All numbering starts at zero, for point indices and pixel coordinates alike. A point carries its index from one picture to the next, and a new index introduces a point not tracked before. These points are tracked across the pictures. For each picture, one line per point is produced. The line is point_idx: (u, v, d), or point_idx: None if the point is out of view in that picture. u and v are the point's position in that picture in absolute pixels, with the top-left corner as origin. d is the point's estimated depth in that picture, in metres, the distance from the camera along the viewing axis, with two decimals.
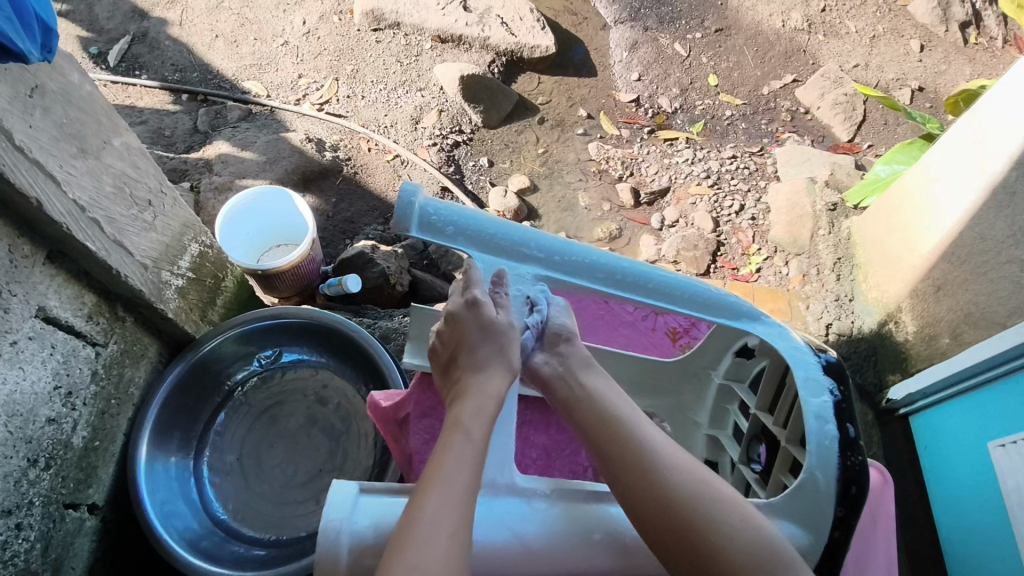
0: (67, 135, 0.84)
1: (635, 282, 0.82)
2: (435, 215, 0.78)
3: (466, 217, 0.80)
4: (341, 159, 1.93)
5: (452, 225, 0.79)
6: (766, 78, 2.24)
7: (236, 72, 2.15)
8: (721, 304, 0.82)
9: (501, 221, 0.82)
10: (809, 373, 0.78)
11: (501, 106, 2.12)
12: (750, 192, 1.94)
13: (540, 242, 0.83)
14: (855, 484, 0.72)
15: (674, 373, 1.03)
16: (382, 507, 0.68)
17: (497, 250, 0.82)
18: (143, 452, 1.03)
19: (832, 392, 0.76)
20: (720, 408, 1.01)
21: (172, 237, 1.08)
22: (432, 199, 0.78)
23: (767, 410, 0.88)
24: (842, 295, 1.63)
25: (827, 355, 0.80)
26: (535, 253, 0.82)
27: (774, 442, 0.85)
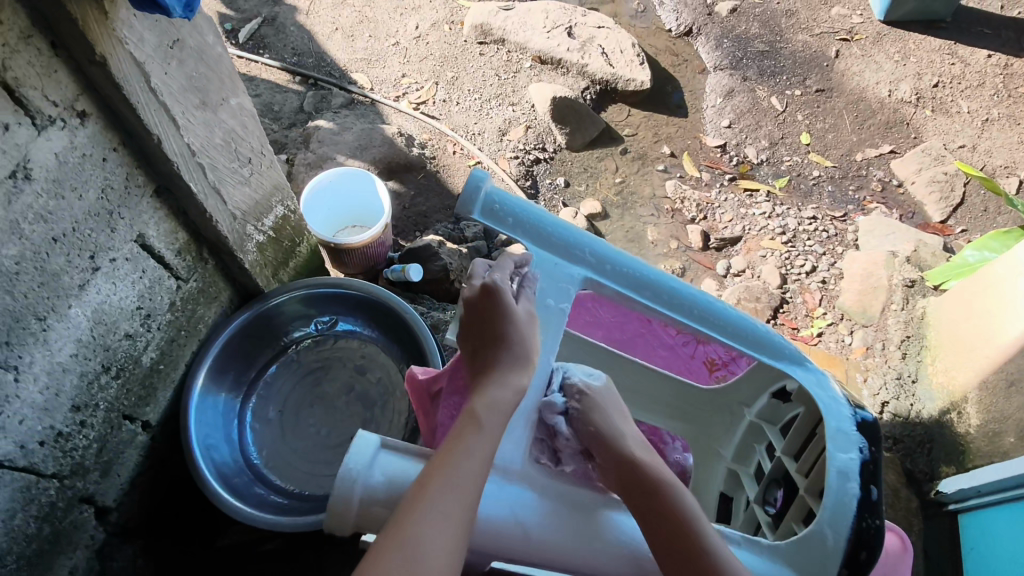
0: (194, 87, 0.93)
1: (681, 305, 0.86)
2: (499, 203, 0.85)
3: (526, 211, 0.87)
4: (426, 157, 2.02)
5: (513, 216, 0.86)
6: (861, 145, 2.19)
7: (347, 63, 2.30)
8: (766, 342, 0.86)
9: (561, 220, 0.89)
10: (841, 426, 0.77)
11: (587, 131, 2.17)
12: (825, 255, 1.90)
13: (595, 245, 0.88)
14: (864, 549, 0.70)
15: (703, 401, 1.05)
16: (400, 466, 0.71)
17: (550, 246, 0.87)
18: (199, 384, 1.11)
19: (861, 450, 0.75)
20: (747, 446, 1.00)
21: (263, 196, 1.18)
22: (499, 189, 0.85)
23: (792, 455, 0.87)
24: (906, 375, 1.55)
25: (864, 412, 0.79)
26: (589, 256, 0.87)
27: (792, 487, 0.83)
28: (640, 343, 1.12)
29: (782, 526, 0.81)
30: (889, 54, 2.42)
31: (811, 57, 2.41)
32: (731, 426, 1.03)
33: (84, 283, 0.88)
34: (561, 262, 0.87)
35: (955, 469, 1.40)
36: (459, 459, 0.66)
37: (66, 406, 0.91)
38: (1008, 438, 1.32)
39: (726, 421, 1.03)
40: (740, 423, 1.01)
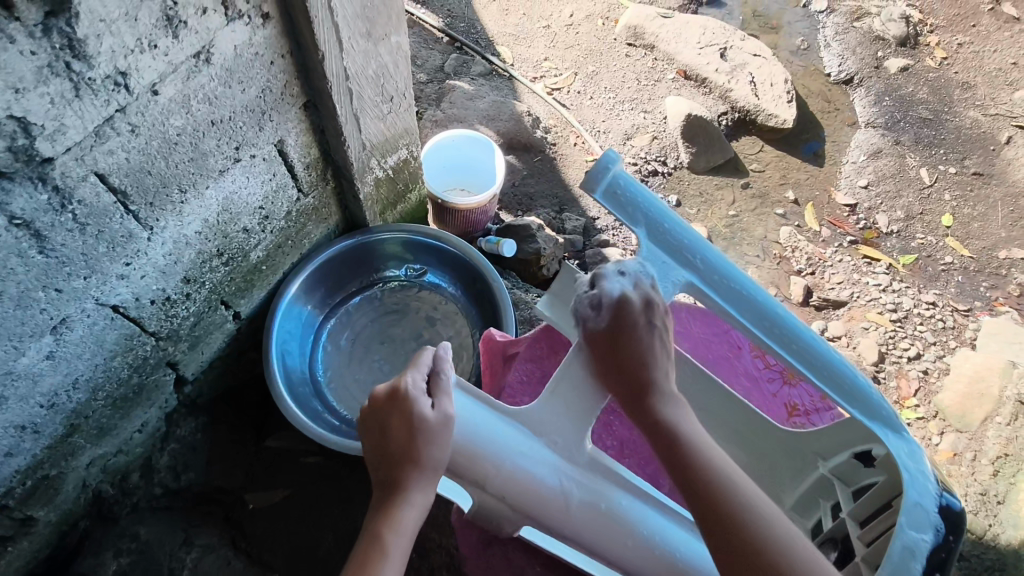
0: (365, 16, 0.98)
1: (782, 333, 0.84)
2: (625, 188, 0.85)
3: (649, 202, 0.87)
4: (548, 142, 2.04)
5: (633, 204, 0.85)
6: (1008, 242, 2.00)
7: (496, 35, 2.34)
8: (863, 398, 0.82)
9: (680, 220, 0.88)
10: (921, 502, 0.74)
11: (713, 156, 2.11)
12: (934, 345, 1.77)
13: (708, 251, 0.87)
14: None
15: (778, 445, 0.98)
16: (468, 410, 0.75)
17: (664, 243, 0.86)
18: (291, 291, 1.18)
19: (929, 535, 0.72)
20: (811, 499, 0.95)
21: (393, 135, 1.22)
22: (627, 174, 0.85)
23: (858, 521, 0.84)
24: (990, 493, 1.40)
25: (950, 499, 0.75)
26: (699, 262, 0.86)
27: (850, 551, 0.83)
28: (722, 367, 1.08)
29: None
30: None
31: (978, 137, 2.23)
32: (800, 474, 0.97)
33: (224, 170, 0.95)
34: (669, 261, 0.86)
35: None
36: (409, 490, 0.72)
37: (179, 275, 0.99)
38: None
39: (797, 468, 0.97)
40: (812, 473, 0.95)
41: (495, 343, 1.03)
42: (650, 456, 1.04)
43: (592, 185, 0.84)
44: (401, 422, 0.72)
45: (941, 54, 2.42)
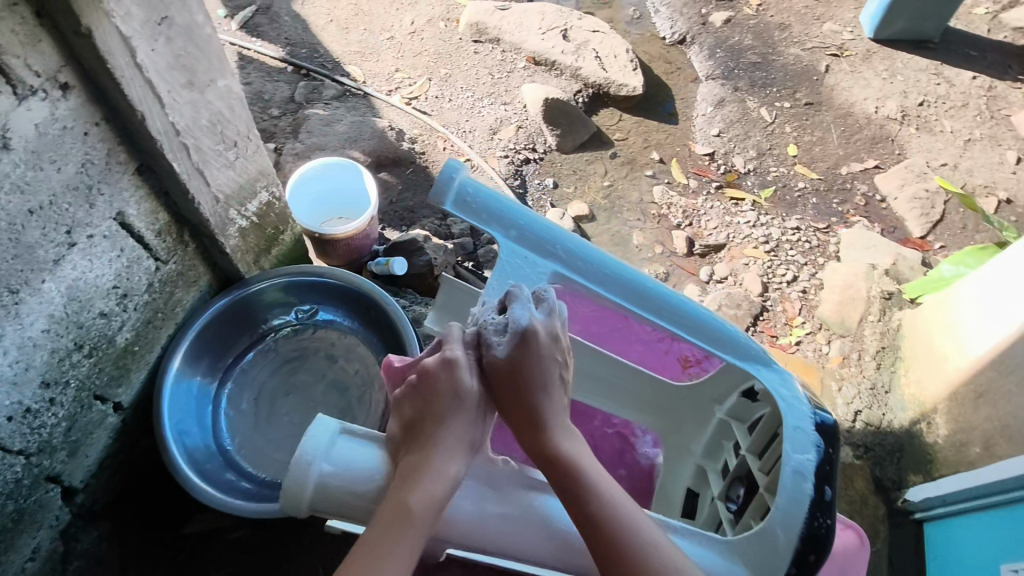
0: (181, 66, 0.92)
1: (650, 301, 0.88)
2: (475, 191, 0.86)
3: (500, 201, 0.88)
4: (416, 152, 2.03)
5: (486, 210, 0.87)
6: (846, 159, 2.22)
7: (341, 55, 2.29)
8: (733, 343, 0.88)
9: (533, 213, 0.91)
10: (799, 424, 0.84)
11: (578, 134, 2.18)
12: (806, 265, 1.92)
13: (566, 238, 0.90)
14: (813, 552, 0.77)
15: (679, 400, 1.08)
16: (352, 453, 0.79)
17: (526, 241, 0.89)
18: (174, 367, 1.10)
19: (807, 458, 0.81)
20: (717, 443, 1.04)
21: (247, 181, 1.17)
22: (474, 180, 0.86)
23: (756, 453, 0.92)
24: (878, 385, 1.57)
25: (823, 415, 0.84)
26: (561, 252, 0.89)
27: (752, 484, 0.89)
28: (614, 338, 1.21)
29: (742, 522, 0.88)
30: (877, 72, 2.45)
31: (802, 71, 2.44)
32: (701, 424, 1.07)
33: (59, 258, 0.87)
34: (530, 255, 0.90)
35: (922, 479, 1.41)
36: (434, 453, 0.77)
37: (35, 381, 0.90)
38: (974, 448, 1.31)
39: (697, 419, 1.07)
40: (711, 421, 1.05)
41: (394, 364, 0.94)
42: None
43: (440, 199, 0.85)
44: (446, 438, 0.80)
45: (756, 2, 2.63)
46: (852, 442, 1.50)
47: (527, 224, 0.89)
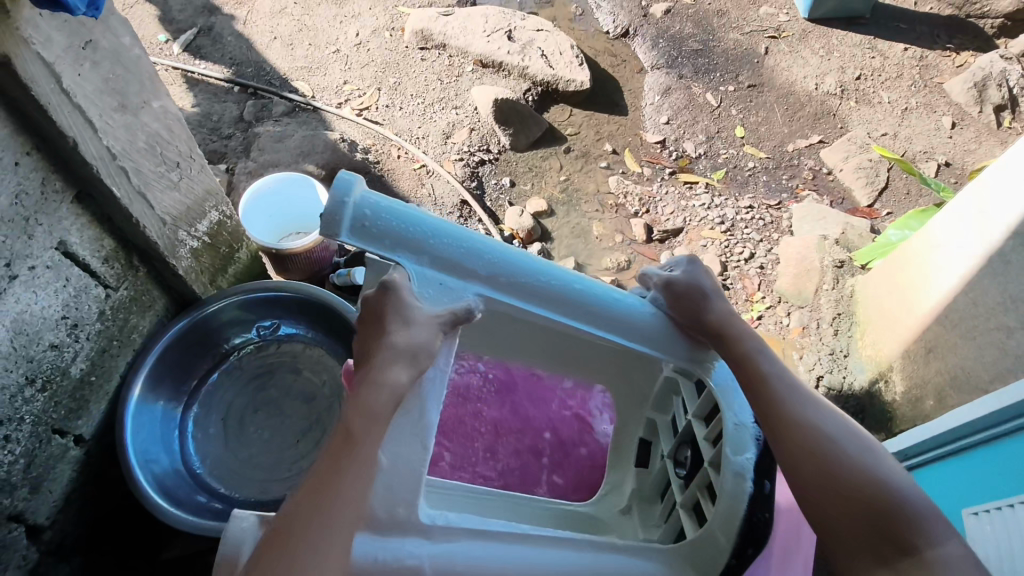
0: (111, 89, 0.92)
1: (577, 309, 0.83)
2: (376, 202, 0.78)
3: (407, 222, 0.78)
4: (371, 161, 2.03)
5: (389, 235, 0.77)
6: (792, 136, 2.28)
7: (288, 70, 2.28)
8: (660, 340, 0.87)
9: (446, 228, 0.80)
10: (740, 419, 0.82)
11: (530, 132, 2.20)
12: (762, 242, 1.96)
13: (486, 251, 0.80)
14: (751, 546, 0.77)
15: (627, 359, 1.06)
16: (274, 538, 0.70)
17: (440, 263, 0.79)
18: (135, 393, 1.08)
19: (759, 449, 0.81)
20: (665, 397, 1.04)
21: (194, 201, 1.16)
22: (371, 202, 0.77)
23: (703, 419, 0.91)
24: (838, 350, 1.62)
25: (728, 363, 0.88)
26: (481, 270, 0.80)
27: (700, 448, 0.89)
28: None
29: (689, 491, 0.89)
30: (814, 50, 2.53)
31: (742, 54, 2.51)
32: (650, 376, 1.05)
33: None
34: (449, 280, 0.79)
35: (885, 436, 1.46)
36: (335, 498, 0.66)
37: None
38: (927, 401, 1.35)
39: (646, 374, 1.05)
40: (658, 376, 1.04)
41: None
42: (526, 425, 1.23)
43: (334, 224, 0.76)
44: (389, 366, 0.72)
45: None
46: None
47: (437, 242, 0.78)
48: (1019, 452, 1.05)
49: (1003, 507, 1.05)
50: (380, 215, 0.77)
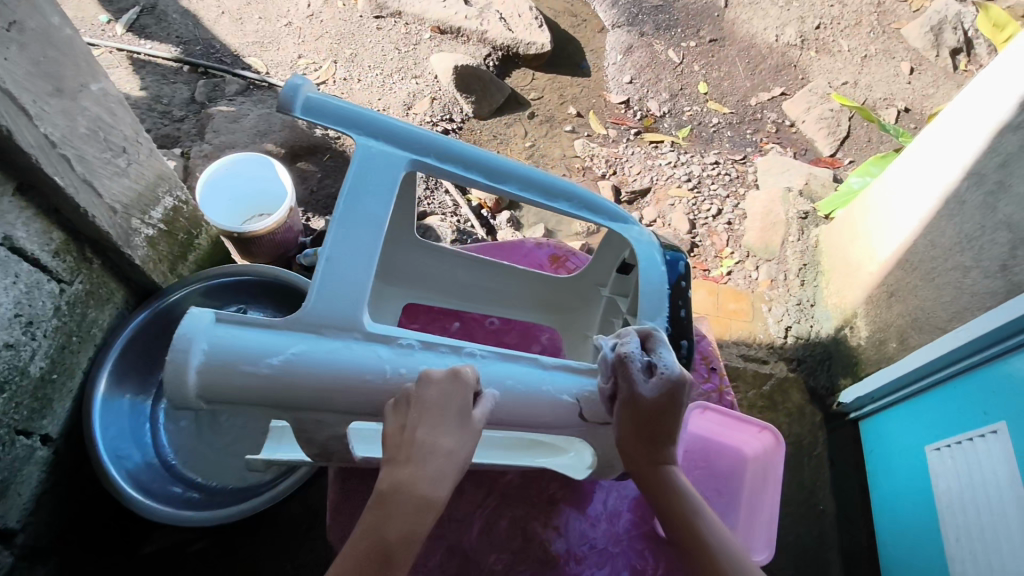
0: (44, 73, 0.87)
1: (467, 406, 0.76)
2: (225, 340, 0.68)
3: (256, 349, 0.68)
4: (331, 138, 1.97)
5: (240, 380, 0.68)
6: (754, 90, 2.28)
7: (238, 47, 2.19)
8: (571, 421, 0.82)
9: (294, 350, 0.69)
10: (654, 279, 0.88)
11: (493, 98, 2.15)
12: (729, 197, 1.96)
13: (353, 357, 0.71)
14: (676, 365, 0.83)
15: (570, 290, 1.11)
16: None
17: (304, 387, 0.70)
18: (101, 389, 1.07)
19: (666, 325, 0.87)
20: (607, 321, 1.05)
21: (145, 187, 1.12)
22: (212, 352, 0.67)
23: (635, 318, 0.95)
24: (805, 300, 1.66)
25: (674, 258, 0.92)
26: (351, 387, 0.71)
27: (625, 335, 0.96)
28: (499, 250, 1.20)
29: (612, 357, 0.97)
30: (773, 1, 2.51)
31: (702, 9, 2.48)
32: (591, 306, 1.09)
33: None
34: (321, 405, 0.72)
35: (851, 380, 1.50)
36: None
37: None
38: (891, 343, 1.38)
39: (586, 302, 1.10)
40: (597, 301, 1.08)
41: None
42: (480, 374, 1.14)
43: (183, 387, 0.67)
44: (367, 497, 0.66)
45: None
46: (787, 357, 1.59)
47: (297, 363, 0.69)
48: (978, 388, 1.10)
49: (963, 441, 1.11)
50: (228, 361, 0.67)
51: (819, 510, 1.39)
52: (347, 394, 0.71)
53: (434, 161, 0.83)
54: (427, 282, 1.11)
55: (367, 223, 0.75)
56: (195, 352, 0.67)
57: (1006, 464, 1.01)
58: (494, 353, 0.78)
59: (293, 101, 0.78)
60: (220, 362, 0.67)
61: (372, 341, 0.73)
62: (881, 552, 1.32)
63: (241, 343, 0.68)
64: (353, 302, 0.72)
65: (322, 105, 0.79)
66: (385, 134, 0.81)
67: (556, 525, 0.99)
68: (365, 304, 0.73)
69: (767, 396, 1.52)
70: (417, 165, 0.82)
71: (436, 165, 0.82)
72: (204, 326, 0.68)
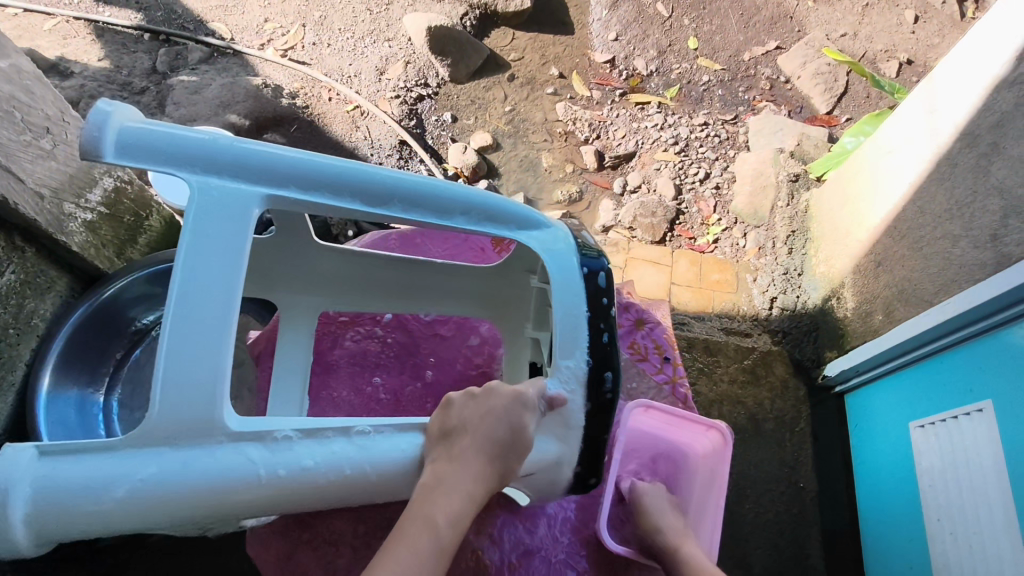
0: None
1: (361, 493, 0.65)
2: (60, 476, 0.55)
3: (89, 479, 0.56)
4: (298, 107, 1.85)
5: (77, 520, 0.55)
6: (748, 44, 2.16)
7: (202, 12, 2.05)
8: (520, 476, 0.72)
9: (141, 471, 0.56)
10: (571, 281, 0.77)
11: (470, 60, 2.03)
12: (718, 160, 1.87)
13: (212, 466, 0.58)
14: (609, 371, 0.75)
15: (502, 280, 1.03)
16: None
17: (160, 511, 0.57)
18: (45, 383, 1.02)
19: (584, 360, 0.75)
20: (542, 311, 0.98)
21: (77, 169, 1.06)
22: (42, 488, 0.55)
23: None
24: (792, 269, 1.59)
25: (596, 262, 0.79)
26: (218, 500, 0.58)
27: None
28: (439, 234, 1.16)
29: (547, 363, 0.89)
30: None
31: None
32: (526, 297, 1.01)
33: None
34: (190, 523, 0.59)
35: (836, 352, 1.44)
36: None
37: None
38: (877, 316, 1.32)
39: (520, 293, 1.02)
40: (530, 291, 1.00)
41: (267, 328, 1.06)
42: (412, 366, 1.08)
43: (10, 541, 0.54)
44: (414, 522, 0.63)
45: None
46: (771, 329, 1.54)
47: (146, 483, 0.56)
48: (964, 364, 1.04)
49: (948, 418, 1.06)
50: (63, 506, 0.55)
51: (799, 488, 1.35)
52: (219, 510, 0.59)
53: (295, 190, 0.67)
54: (357, 287, 1.03)
55: (216, 284, 0.61)
56: (13, 504, 0.54)
57: (990, 444, 0.96)
58: (390, 427, 0.67)
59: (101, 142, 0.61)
60: (55, 507, 0.55)
61: (242, 442, 0.59)
62: (863, 530, 1.28)
63: (76, 479, 0.55)
64: (208, 397, 0.58)
65: (139, 142, 0.62)
66: (224, 166, 0.65)
67: (490, 533, 0.94)
68: (225, 398, 0.59)
69: (749, 370, 1.46)
70: (274, 198, 0.66)
71: (300, 195, 0.67)
72: (21, 468, 0.55)
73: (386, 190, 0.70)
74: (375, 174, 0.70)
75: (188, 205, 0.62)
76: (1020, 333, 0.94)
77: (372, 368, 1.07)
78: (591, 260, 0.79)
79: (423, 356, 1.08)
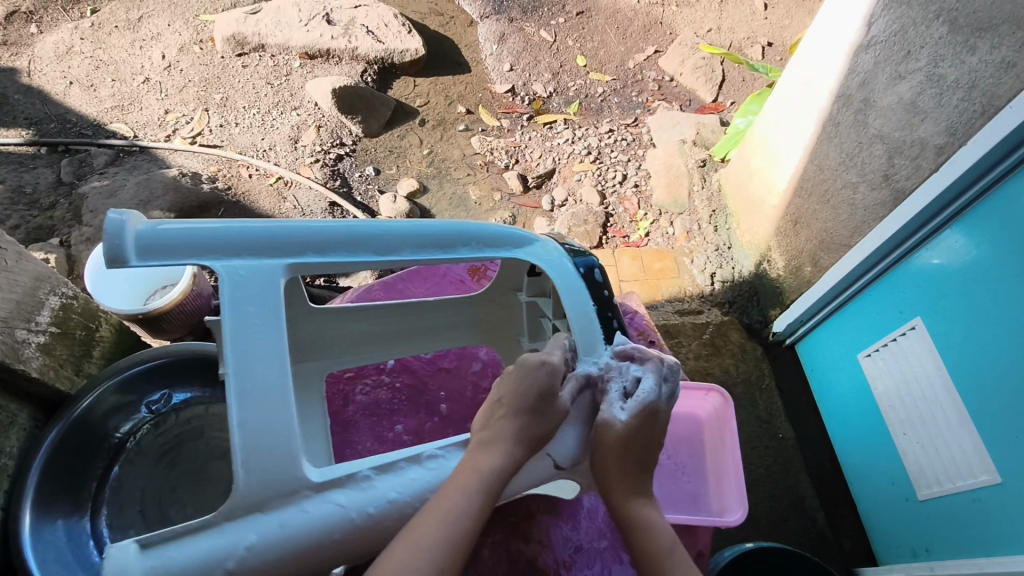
0: None
1: None
2: (169, 558, 0.59)
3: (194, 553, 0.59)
4: (220, 190, 1.81)
5: None
6: (629, 53, 2.34)
7: (98, 115, 2.01)
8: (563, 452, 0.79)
9: (242, 538, 0.60)
10: (570, 279, 0.85)
11: (379, 113, 2.10)
12: (630, 161, 2.00)
13: (308, 516, 0.62)
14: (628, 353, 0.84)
15: (489, 304, 1.10)
16: None
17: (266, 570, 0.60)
18: (27, 520, 0.97)
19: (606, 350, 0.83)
20: (535, 322, 1.06)
21: (23, 294, 1.03)
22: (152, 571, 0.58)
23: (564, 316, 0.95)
24: (721, 244, 1.74)
25: (586, 260, 0.87)
26: (320, 547, 0.62)
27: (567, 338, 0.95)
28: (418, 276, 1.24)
29: None
30: None
31: None
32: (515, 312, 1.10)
33: None
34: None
35: (779, 309, 1.58)
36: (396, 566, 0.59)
37: None
38: (806, 268, 1.46)
39: (508, 309, 1.10)
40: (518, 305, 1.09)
41: None
42: (422, 400, 1.18)
43: None
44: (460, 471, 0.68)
45: None
46: (718, 302, 1.66)
47: (250, 549, 0.60)
48: (886, 294, 1.19)
49: (890, 342, 1.19)
50: None
51: (780, 438, 1.46)
52: (320, 559, 0.62)
53: (314, 257, 0.71)
54: (343, 344, 1.04)
55: (265, 346, 0.65)
56: None
57: (930, 355, 1.09)
58: (453, 446, 0.73)
59: (124, 249, 0.63)
60: None
61: (329, 491, 0.63)
62: (842, 462, 1.39)
63: (183, 558, 0.59)
64: (289, 459, 0.63)
65: (159, 241, 0.65)
66: (245, 246, 0.68)
67: (539, 538, 0.98)
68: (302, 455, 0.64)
69: (710, 343, 1.57)
70: (297, 267, 0.70)
71: (319, 259, 0.71)
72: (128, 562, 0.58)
73: (394, 238, 0.75)
74: (381, 228, 0.75)
75: (220, 288, 0.65)
76: (925, 256, 1.10)
77: (391, 414, 1.16)
78: (584, 259, 0.88)
79: (433, 391, 1.18)
